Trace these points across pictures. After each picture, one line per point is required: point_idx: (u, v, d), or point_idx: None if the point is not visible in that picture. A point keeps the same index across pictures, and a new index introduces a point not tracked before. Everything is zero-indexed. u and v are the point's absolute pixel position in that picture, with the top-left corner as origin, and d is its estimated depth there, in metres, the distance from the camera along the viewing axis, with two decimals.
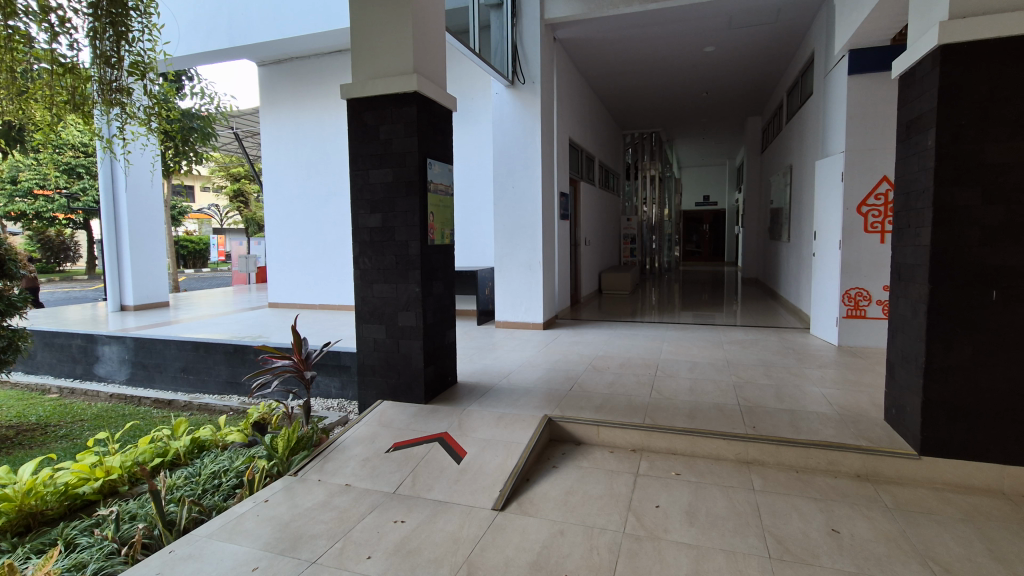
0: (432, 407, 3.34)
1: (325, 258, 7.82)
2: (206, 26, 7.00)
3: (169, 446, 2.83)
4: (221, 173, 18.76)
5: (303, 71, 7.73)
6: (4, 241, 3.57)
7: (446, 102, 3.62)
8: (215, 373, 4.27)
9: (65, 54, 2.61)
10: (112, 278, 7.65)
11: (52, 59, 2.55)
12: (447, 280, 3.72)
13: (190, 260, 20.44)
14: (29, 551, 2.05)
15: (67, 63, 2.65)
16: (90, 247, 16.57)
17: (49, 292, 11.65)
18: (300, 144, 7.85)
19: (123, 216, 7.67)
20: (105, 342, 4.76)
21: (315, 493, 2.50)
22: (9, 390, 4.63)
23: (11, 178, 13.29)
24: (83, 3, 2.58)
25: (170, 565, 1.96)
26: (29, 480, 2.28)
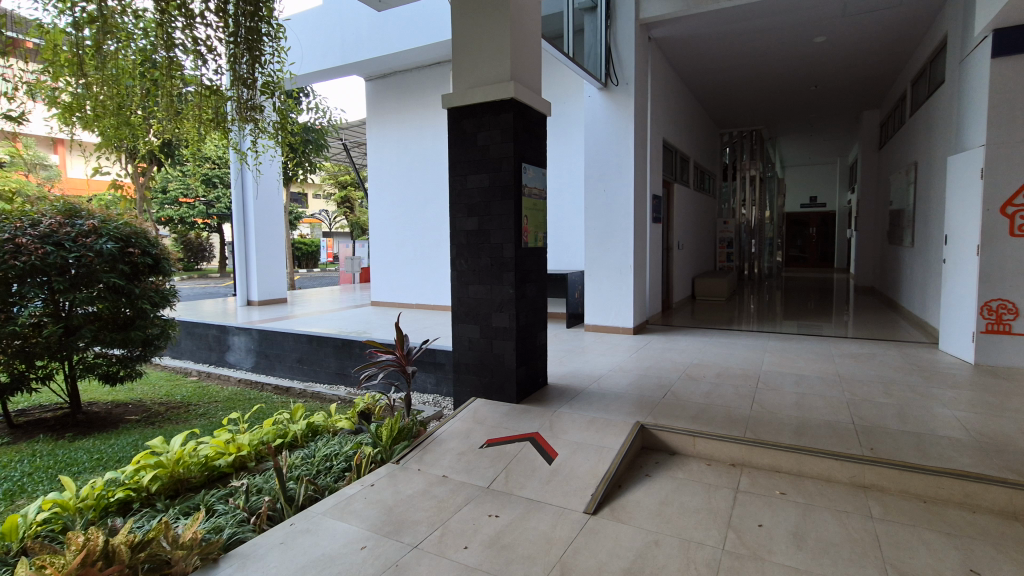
0: (523, 407, 3.40)
1: (421, 260, 8.23)
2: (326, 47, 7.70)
3: (288, 429, 3.12)
4: (331, 182, 20.40)
5: (405, 84, 8.20)
6: (159, 242, 4.12)
7: (541, 108, 3.68)
8: (325, 365, 4.63)
9: (210, 78, 2.97)
10: (240, 276, 8.59)
11: (199, 83, 2.91)
12: (539, 282, 3.77)
13: (304, 261, 22.42)
14: (179, 511, 2.34)
15: (212, 86, 3.00)
16: (223, 249, 18.71)
17: (190, 288, 13.07)
18: (401, 153, 8.34)
19: (249, 221, 8.57)
20: (235, 333, 5.34)
21: (416, 481, 2.63)
22: (161, 371, 5.35)
23: (163, 188, 15.37)
24: (224, 32, 2.92)
25: (291, 537, 2.16)
26: (179, 451, 2.61)
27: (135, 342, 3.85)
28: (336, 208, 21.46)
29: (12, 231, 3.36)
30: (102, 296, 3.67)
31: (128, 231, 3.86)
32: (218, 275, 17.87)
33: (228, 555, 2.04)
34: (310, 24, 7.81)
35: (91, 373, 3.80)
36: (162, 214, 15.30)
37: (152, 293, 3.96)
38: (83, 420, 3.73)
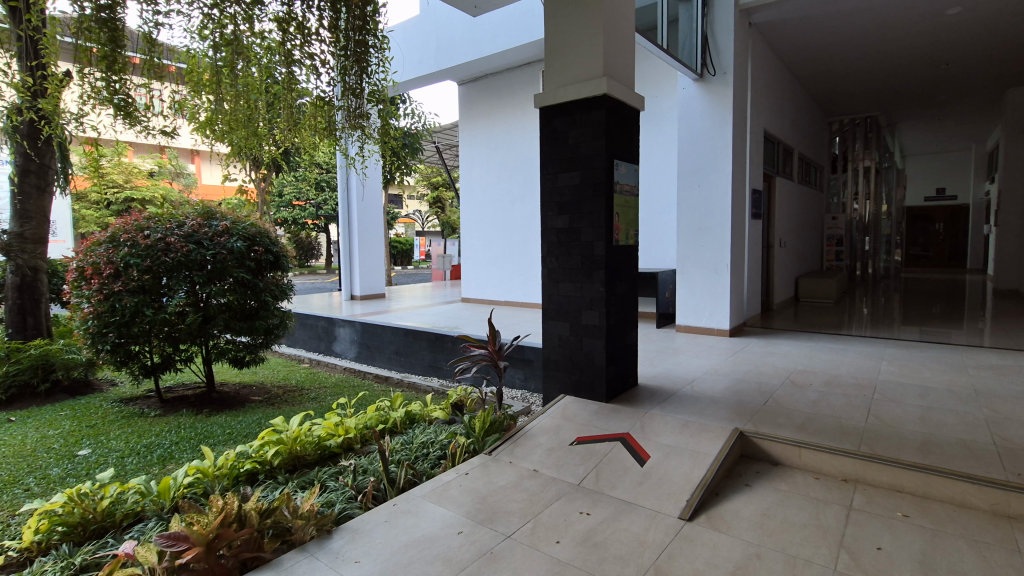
0: (613, 406, 3.37)
1: (510, 258, 8.39)
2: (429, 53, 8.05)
3: (389, 415, 3.33)
4: (424, 183, 21.36)
5: (496, 85, 8.37)
6: (278, 242, 4.55)
7: (634, 102, 3.61)
8: (421, 357, 4.87)
9: (323, 91, 3.23)
10: (345, 272, 9.28)
11: (313, 95, 3.17)
12: (630, 281, 3.70)
13: (400, 258, 23.68)
14: (297, 484, 2.57)
15: (324, 97, 3.26)
16: (328, 247, 20.23)
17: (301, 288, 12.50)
18: (491, 154, 8.55)
19: (352, 221, 9.21)
20: (341, 324, 5.77)
21: (508, 473, 2.70)
22: (279, 357, 5.91)
23: (280, 193, 16.97)
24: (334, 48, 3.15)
25: (394, 516, 2.30)
26: (297, 430, 2.87)
27: (258, 331, 4.28)
28: (429, 208, 22.45)
29: (164, 232, 3.90)
30: (232, 289, 4.11)
31: (253, 231, 4.30)
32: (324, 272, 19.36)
33: (340, 527, 2.21)
34: (410, 34, 8.23)
35: (223, 357, 4.28)
36: (278, 216, 16.84)
37: (272, 288, 4.39)
38: (216, 398, 4.21)
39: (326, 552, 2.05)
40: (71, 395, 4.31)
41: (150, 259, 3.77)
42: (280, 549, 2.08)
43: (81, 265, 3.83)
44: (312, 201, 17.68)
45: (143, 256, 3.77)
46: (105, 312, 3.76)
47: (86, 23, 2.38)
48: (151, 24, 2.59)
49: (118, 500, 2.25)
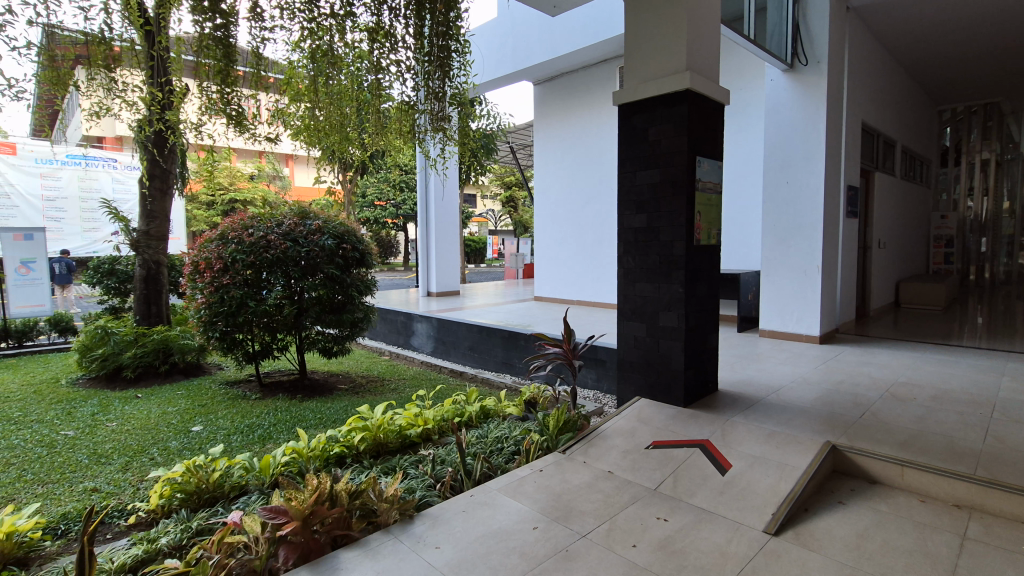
0: (691, 412, 3.26)
1: (582, 258, 8.34)
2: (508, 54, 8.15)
3: (465, 409, 3.43)
4: (498, 183, 21.69)
5: (573, 84, 8.31)
6: (363, 240, 4.77)
7: (719, 97, 3.47)
8: (494, 354, 4.97)
9: (406, 96, 3.37)
10: (423, 270, 9.64)
11: (398, 100, 3.32)
12: (711, 283, 3.57)
13: (473, 257, 24.23)
14: (381, 470, 2.71)
15: (407, 102, 3.40)
16: (406, 245, 21.08)
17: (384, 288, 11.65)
18: (565, 153, 8.53)
19: (430, 221, 9.54)
20: (419, 320, 6.01)
21: (582, 473, 2.68)
22: (362, 349, 6.25)
23: (363, 193, 17.90)
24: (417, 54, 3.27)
25: (471, 506, 2.37)
26: (380, 418, 3.03)
27: (345, 324, 4.53)
28: (502, 208, 22.84)
29: (265, 230, 4.24)
30: (323, 284, 4.38)
31: (342, 230, 4.56)
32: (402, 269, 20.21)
33: (421, 513, 2.31)
34: (488, 36, 8.40)
35: (314, 347, 4.57)
36: (362, 215, 17.78)
37: (358, 283, 4.62)
38: (308, 385, 4.52)
39: (408, 536, 2.14)
40: (186, 376, 4.81)
41: (255, 255, 4.13)
42: (366, 529, 2.20)
43: (196, 260, 4.26)
44: (393, 201, 18.52)
45: (248, 252, 4.13)
46: (215, 303, 4.15)
47: (205, 41, 2.62)
48: (259, 41, 2.80)
49: (227, 473, 2.48)
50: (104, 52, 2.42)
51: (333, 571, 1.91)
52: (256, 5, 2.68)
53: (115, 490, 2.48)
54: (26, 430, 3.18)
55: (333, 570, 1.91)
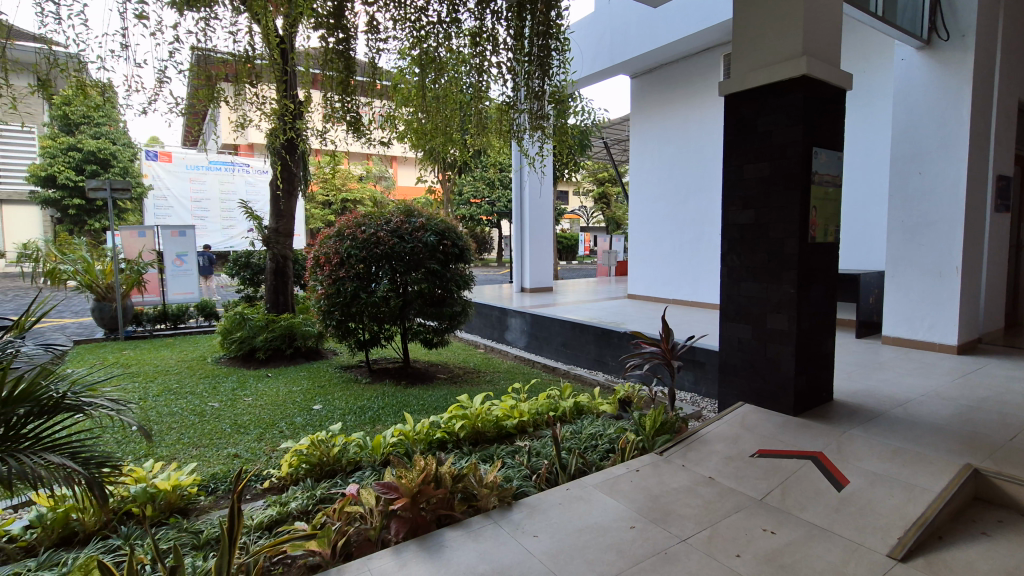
0: (802, 421, 3.05)
1: (679, 256, 8.07)
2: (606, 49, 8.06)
3: (560, 404, 3.48)
4: (591, 179, 21.52)
5: (673, 75, 8.03)
6: (462, 236, 4.93)
7: (841, 81, 3.19)
8: (587, 351, 4.97)
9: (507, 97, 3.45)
10: (516, 265, 9.83)
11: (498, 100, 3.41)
12: (827, 283, 3.30)
13: (565, 254, 24.23)
14: (479, 457, 2.83)
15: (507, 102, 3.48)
16: (498, 242, 21.57)
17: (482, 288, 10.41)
18: (664, 147, 8.28)
19: (523, 218, 9.70)
20: (513, 315, 6.16)
21: (681, 477, 2.61)
22: (458, 341, 6.53)
23: (460, 192, 18.61)
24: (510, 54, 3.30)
25: (567, 500, 2.40)
26: (479, 408, 3.16)
27: (445, 317, 4.75)
28: (595, 204, 22.62)
29: (376, 227, 4.56)
30: (425, 278, 4.62)
31: (443, 227, 4.77)
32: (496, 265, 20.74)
33: (518, 502, 2.38)
34: (586, 31, 8.37)
35: (417, 338, 4.87)
36: (458, 212, 18.44)
37: (458, 278, 4.82)
38: (410, 372, 4.81)
39: (508, 522, 2.21)
40: (307, 360, 5.32)
41: (366, 250, 4.47)
42: (467, 512, 2.31)
43: (317, 255, 4.69)
44: (487, 199, 19.06)
45: (361, 248, 4.47)
46: (332, 294, 4.55)
47: (329, 55, 2.86)
48: (374, 53, 3.01)
49: (344, 449, 2.73)
50: (248, 70, 2.74)
51: (438, 548, 2.03)
52: (372, 18, 2.88)
53: (252, 457, 2.82)
54: (182, 399, 3.71)
55: (439, 547, 2.04)
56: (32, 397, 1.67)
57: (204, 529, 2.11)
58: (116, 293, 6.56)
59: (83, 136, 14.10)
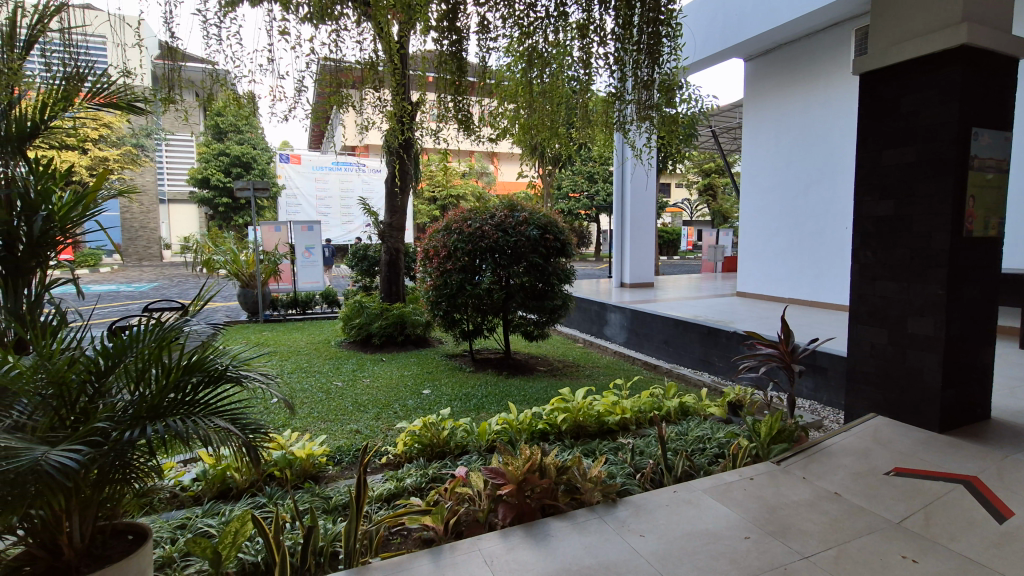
0: (948, 441, 2.70)
1: (797, 252, 7.46)
2: (719, 33, 7.59)
3: (664, 404, 3.39)
4: (696, 170, 20.46)
5: (794, 55, 7.41)
6: (563, 231, 4.92)
7: (1010, 50, 2.75)
8: (691, 350, 4.78)
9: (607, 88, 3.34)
10: (616, 260, 9.65)
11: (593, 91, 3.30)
12: (986, 284, 2.87)
13: (665, 249, 23.33)
14: (581, 451, 2.83)
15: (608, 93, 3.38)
16: (597, 236, 21.31)
17: (577, 287, 9.27)
18: (781, 134, 7.68)
19: (624, 211, 9.49)
20: (613, 310, 6.06)
21: (801, 489, 2.42)
22: (557, 335, 6.57)
23: (559, 186, 18.66)
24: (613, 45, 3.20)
25: (675, 502, 2.33)
26: (581, 402, 3.17)
27: (545, 310, 4.80)
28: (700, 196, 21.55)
29: (481, 221, 4.70)
30: (527, 272, 4.69)
31: (546, 221, 4.80)
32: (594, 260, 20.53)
33: (623, 499, 2.35)
34: (696, 15, 7.97)
35: (518, 330, 4.98)
36: (557, 207, 18.48)
37: (559, 272, 4.84)
38: (511, 363, 4.94)
39: (613, 518, 2.20)
40: (416, 347, 5.65)
41: (472, 244, 4.62)
42: (571, 504, 2.32)
43: (426, 248, 4.96)
44: (586, 193, 18.97)
45: (467, 242, 4.64)
46: (439, 286, 4.80)
47: (443, 57, 2.96)
48: (484, 53, 3.07)
49: (453, 432, 2.87)
50: (372, 76, 2.93)
51: (544, 536, 2.07)
52: (483, 18, 2.94)
53: (371, 433, 3.06)
54: (312, 377, 4.13)
55: (545, 536, 2.07)
56: (202, 368, 1.91)
57: (335, 495, 2.34)
58: (256, 280, 7.44)
59: (230, 142, 16.45)
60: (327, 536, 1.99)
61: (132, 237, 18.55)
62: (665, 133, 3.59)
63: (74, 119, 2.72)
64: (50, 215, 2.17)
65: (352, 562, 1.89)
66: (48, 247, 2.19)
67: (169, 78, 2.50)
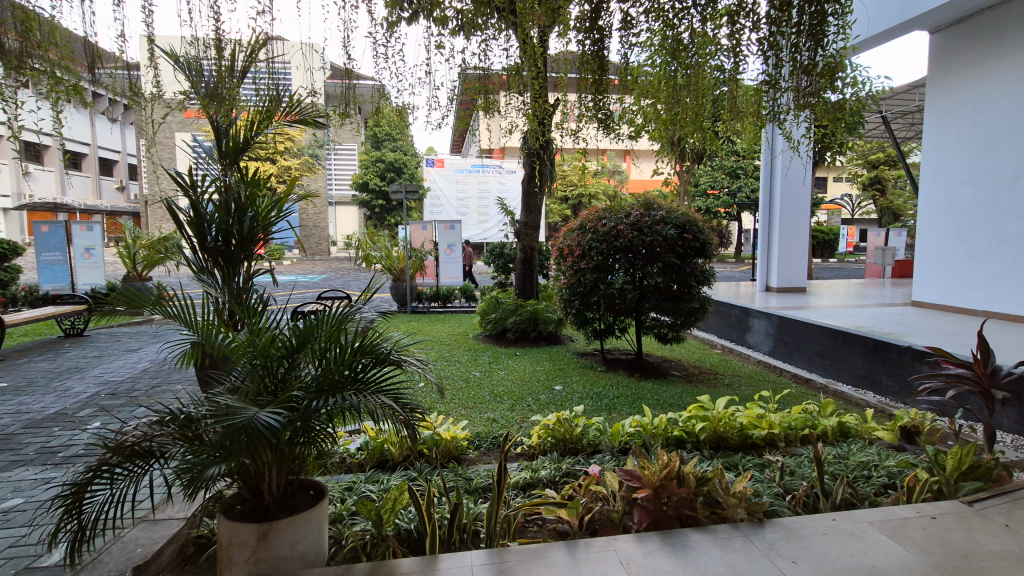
0: None
1: (997, 256, 6.23)
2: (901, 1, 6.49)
3: (819, 422, 3.08)
4: (861, 162, 18.06)
5: (999, 21, 6.19)
6: (704, 230, 4.66)
7: None
8: (852, 364, 4.26)
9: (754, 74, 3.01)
10: (762, 262, 8.90)
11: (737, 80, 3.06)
12: None
13: (819, 250, 20.95)
14: (722, 463, 2.69)
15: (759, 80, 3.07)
16: (738, 235, 19.80)
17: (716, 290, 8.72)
18: (978, 116, 6.46)
19: (772, 208, 8.69)
20: (757, 316, 5.62)
21: (1003, 539, 2.03)
22: (693, 340, 6.28)
23: (696, 183, 17.75)
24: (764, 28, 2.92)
25: (835, 532, 2.10)
26: (723, 412, 2.99)
27: (681, 313, 4.61)
28: (864, 191, 18.99)
29: (617, 220, 4.64)
30: (662, 273, 4.55)
31: (685, 220, 4.59)
32: (735, 261, 19.13)
33: (771, 521, 2.18)
34: None
35: (651, 331, 4.86)
36: (694, 204, 17.53)
37: (698, 273, 4.62)
38: (644, 365, 4.83)
39: (761, 539, 2.05)
40: (548, 343, 5.79)
41: (606, 243, 4.59)
42: (712, 517, 2.20)
43: (561, 247, 5.03)
44: (727, 190, 17.81)
45: (601, 241, 4.62)
46: (573, 284, 4.85)
47: (585, 58, 2.97)
48: (625, 51, 3.01)
49: (586, 430, 2.90)
50: (517, 81, 3.01)
51: (683, 546, 1.99)
52: (627, 15, 2.88)
53: (507, 423, 3.20)
54: (455, 367, 4.44)
55: (683, 546, 2.00)
56: (372, 351, 2.15)
57: (477, 477, 2.51)
58: (406, 274, 8.22)
59: (386, 150, 18.28)
60: (470, 515, 2.15)
61: (307, 235, 21.49)
62: (829, 123, 3.21)
63: (271, 133, 3.25)
64: (254, 217, 2.60)
65: (492, 542, 2.01)
66: (253, 244, 2.63)
67: (346, 95, 2.83)
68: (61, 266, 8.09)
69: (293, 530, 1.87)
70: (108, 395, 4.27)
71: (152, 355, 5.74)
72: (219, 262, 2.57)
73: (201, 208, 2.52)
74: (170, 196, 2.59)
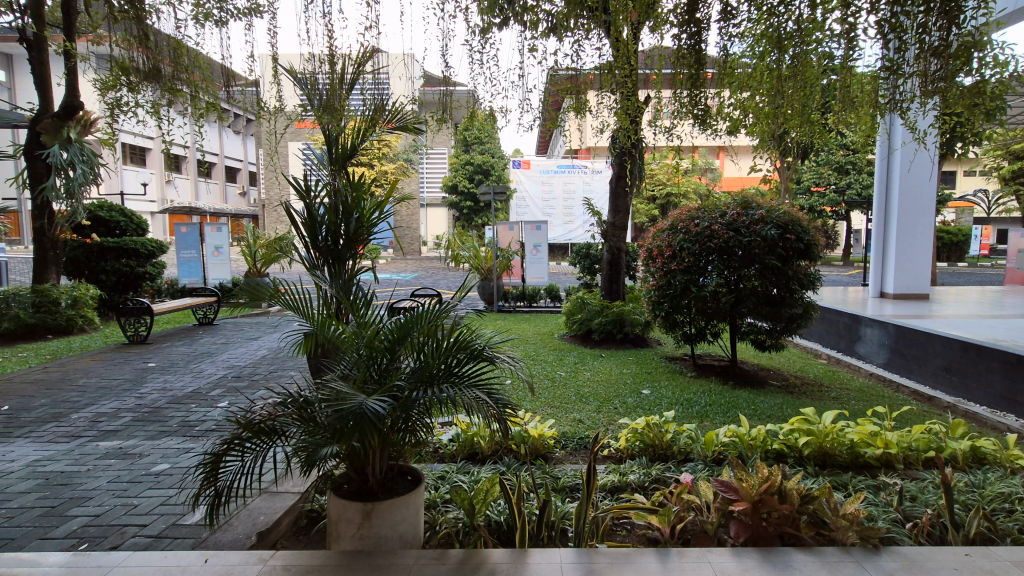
0: None
1: None
2: None
3: (947, 444, 2.76)
4: (1000, 153, 15.83)
5: None
6: (808, 230, 4.34)
7: None
8: (987, 382, 3.76)
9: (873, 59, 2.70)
10: (875, 266, 8.09)
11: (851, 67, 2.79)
12: None
13: (945, 252, 18.66)
14: (830, 481, 2.50)
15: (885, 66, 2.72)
16: (845, 236, 18.16)
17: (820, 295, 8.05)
18: None
19: (888, 206, 7.87)
20: (869, 324, 5.13)
21: None
22: (794, 349, 5.87)
23: (798, 180, 16.50)
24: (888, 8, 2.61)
25: (967, 568, 1.87)
26: (830, 426, 2.77)
27: (782, 318, 4.34)
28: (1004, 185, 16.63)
29: (711, 220, 4.45)
30: (760, 275, 4.29)
31: (787, 219, 4.31)
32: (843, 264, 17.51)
33: (888, 549, 1.99)
34: None
35: (747, 337, 4.64)
36: (796, 202, 16.29)
37: (801, 276, 4.34)
38: (738, 372, 4.59)
39: (877, 568, 1.87)
40: (634, 346, 5.67)
41: (699, 243, 4.40)
42: (818, 539, 2.05)
43: (649, 248, 4.90)
44: (834, 186, 16.37)
45: (694, 241, 4.44)
46: (663, 286, 4.71)
47: (682, 54, 2.90)
48: (724, 45, 2.90)
49: (677, 437, 2.82)
50: (610, 78, 2.98)
51: (786, 566, 1.87)
52: (727, 6, 2.75)
53: (594, 425, 3.18)
54: (541, 365, 4.49)
55: (786, 565, 1.88)
56: (466, 347, 2.23)
57: (565, 476, 2.52)
58: (492, 274, 8.40)
59: (474, 153, 18.80)
60: (559, 513, 2.17)
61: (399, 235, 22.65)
62: (964, 110, 2.81)
63: (375, 140, 3.49)
64: (359, 219, 2.81)
65: (582, 542, 2.01)
66: (359, 243, 2.84)
67: (444, 102, 2.81)
68: (195, 262, 9.17)
69: (393, 512, 1.99)
70: (234, 378, 4.78)
71: (267, 344, 6.33)
72: (328, 261, 2.79)
73: (314, 210, 2.79)
74: (288, 200, 2.85)
